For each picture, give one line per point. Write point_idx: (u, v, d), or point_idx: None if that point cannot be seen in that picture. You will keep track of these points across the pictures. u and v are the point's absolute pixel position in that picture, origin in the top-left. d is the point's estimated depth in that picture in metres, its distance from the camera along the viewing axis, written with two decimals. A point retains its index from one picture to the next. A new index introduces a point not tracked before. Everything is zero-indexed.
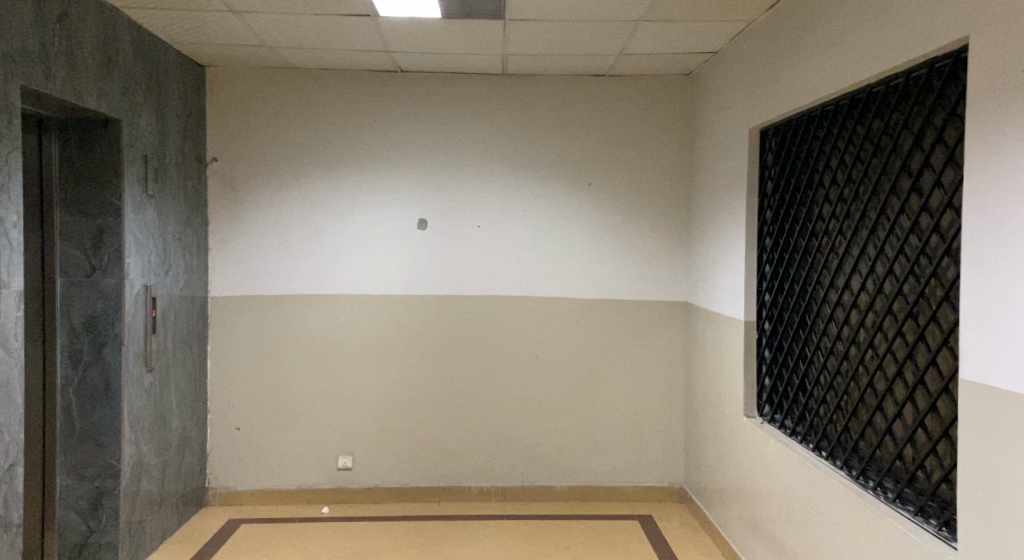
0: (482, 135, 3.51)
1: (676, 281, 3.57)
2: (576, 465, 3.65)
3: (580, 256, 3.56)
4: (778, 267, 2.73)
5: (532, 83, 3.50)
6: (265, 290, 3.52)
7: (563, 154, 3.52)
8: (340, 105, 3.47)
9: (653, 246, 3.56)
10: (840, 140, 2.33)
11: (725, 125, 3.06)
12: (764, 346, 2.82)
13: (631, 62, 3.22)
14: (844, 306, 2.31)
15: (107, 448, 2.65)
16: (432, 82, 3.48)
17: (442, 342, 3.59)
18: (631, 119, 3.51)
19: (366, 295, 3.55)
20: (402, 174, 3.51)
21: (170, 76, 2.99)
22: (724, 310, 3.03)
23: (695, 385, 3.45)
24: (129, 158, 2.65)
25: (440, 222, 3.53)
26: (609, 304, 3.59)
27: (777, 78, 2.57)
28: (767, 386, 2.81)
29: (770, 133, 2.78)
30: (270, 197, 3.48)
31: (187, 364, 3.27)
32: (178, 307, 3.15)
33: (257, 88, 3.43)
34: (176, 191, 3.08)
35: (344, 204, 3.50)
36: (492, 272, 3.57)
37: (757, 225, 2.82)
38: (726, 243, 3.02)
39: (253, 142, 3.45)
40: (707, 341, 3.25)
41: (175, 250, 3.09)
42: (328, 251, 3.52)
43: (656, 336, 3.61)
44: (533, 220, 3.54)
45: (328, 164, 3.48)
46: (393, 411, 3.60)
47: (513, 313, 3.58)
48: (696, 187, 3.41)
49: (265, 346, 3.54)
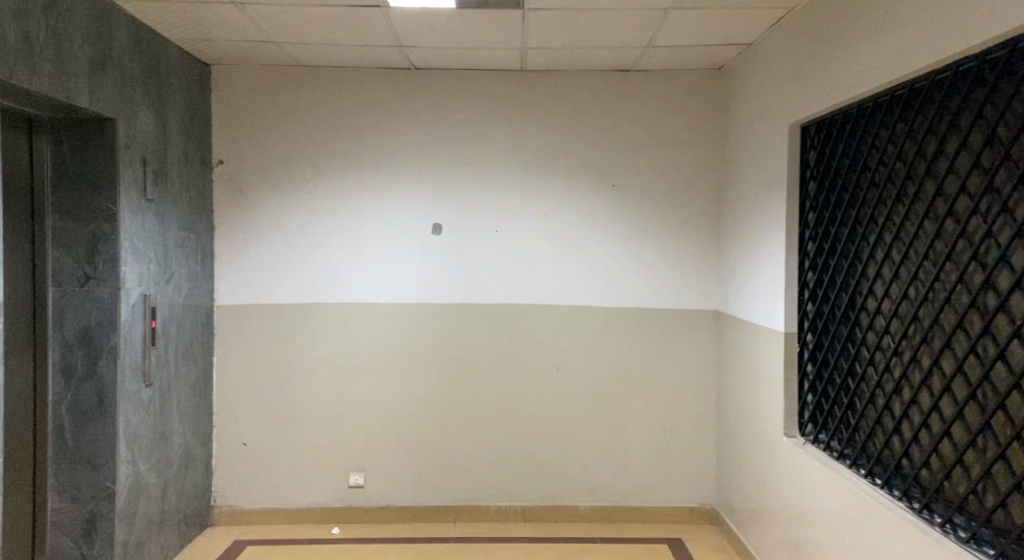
0: (499, 134, 3.32)
1: (708, 287, 3.34)
2: (599, 485, 3.43)
3: (604, 261, 3.35)
4: (824, 273, 2.47)
5: (552, 79, 3.30)
6: (272, 298, 3.36)
7: (586, 154, 3.32)
8: (351, 104, 3.30)
9: (681, 251, 3.33)
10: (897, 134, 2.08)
11: (763, 120, 2.82)
12: (806, 360, 2.55)
13: (659, 55, 3.00)
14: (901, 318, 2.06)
15: (102, 468, 2.52)
16: (447, 80, 3.30)
17: (458, 353, 3.40)
18: (659, 116, 3.29)
19: (378, 304, 3.37)
20: (416, 176, 3.33)
21: (173, 76, 2.86)
22: (763, 321, 2.77)
23: (728, 400, 3.22)
24: (125, 160, 2.51)
25: (455, 227, 3.35)
26: (635, 313, 3.37)
27: (822, 67, 2.33)
28: (810, 404, 2.54)
29: (815, 127, 2.53)
30: (278, 201, 3.32)
31: (191, 378, 3.12)
32: (181, 317, 3.01)
33: (264, 87, 3.27)
34: (178, 196, 2.93)
35: (354, 208, 3.33)
36: (511, 279, 3.37)
37: (799, 227, 2.57)
38: (765, 248, 2.76)
39: (260, 143, 3.29)
40: (743, 354, 3.00)
41: (179, 258, 2.96)
42: (338, 258, 3.35)
43: (686, 347, 3.38)
44: (554, 224, 3.34)
45: (338, 166, 3.32)
46: (406, 425, 3.41)
47: (534, 321, 3.38)
48: (730, 187, 3.18)
49: (273, 356, 3.38)
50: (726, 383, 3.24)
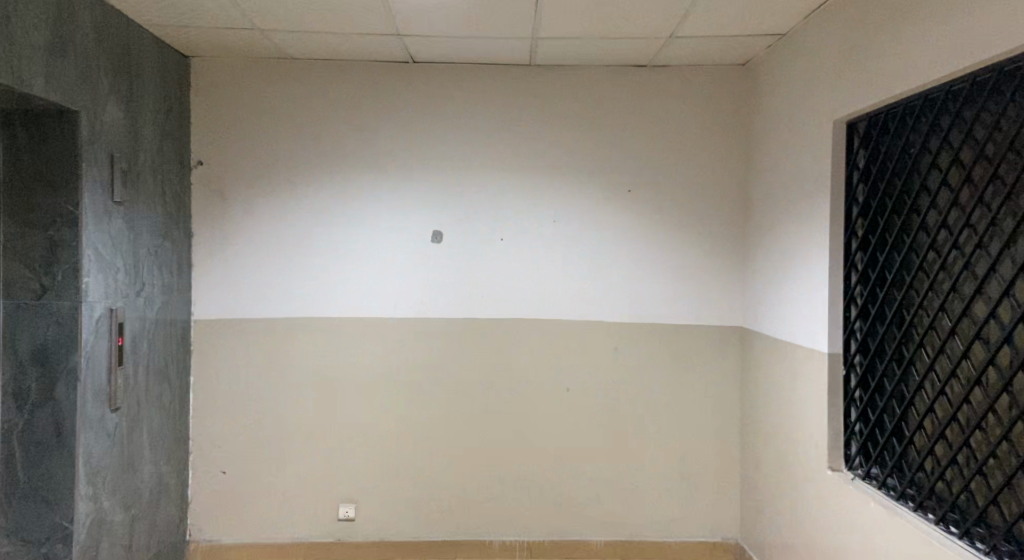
0: (504, 134, 3.06)
1: (732, 302, 3.08)
2: (613, 517, 3.14)
3: (619, 273, 3.08)
4: (878, 287, 2.15)
5: (561, 75, 3.04)
6: (255, 313, 3.07)
7: (599, 157, 3.05)
8: (343, 101, 3.03)
9: (702, 262, 3.07)
10: (980, 127, 1.78)
11: (795, 118, 2.55)
12: (855, 385, 2.23)
13: (681, 47, 2.75)
14: (989, 342, 1.74)
15: (58, 507, 2.22)
16: (448, 75, 3.04)
17: (459, 374, 3.11)
18: (677, 116, 3.03)
19: (372, 319, 3.09)
20: (414, 180, 3.06)
21: (147, 66, 2.59)
22: (800, 342, 2.46)
23: (755, 426, 2.93)
24: (87, 157, 2.22)
25: (456, 236, 3.08)
26: (652, 330, 3.10)
27: (871, 55, 2.06)
28: (860, 435, 2.23)
29: (869, 123, 2.18)
30: (263, 206, 3.04)
31: (164, 400, 2.83)
32: (153, 333, 2.72)
33: (247, 82, 3.00)
34: (151, 200, 2.65)
35: (346, 214, 3.06)
36: (517, 293, 3.10)
37: (845, 234, 2.25)
38: (801, 258, 2.47)
39: (243, 143, 3.01)
40: (774, 376, 2.71)
41: (151, 267, 2.67)
42: (328, 269, 3.07)
43: (707, 366, 3.10)
44: (564, 233, 3.08)
45: (329, 169, 3.04)
46: (401, 452, 3.12)
47: (541, 338, 3.11)
48: (756, 192, 2.91)
49: (255, 376, 3.09)
50: (752, 407, 2.96)
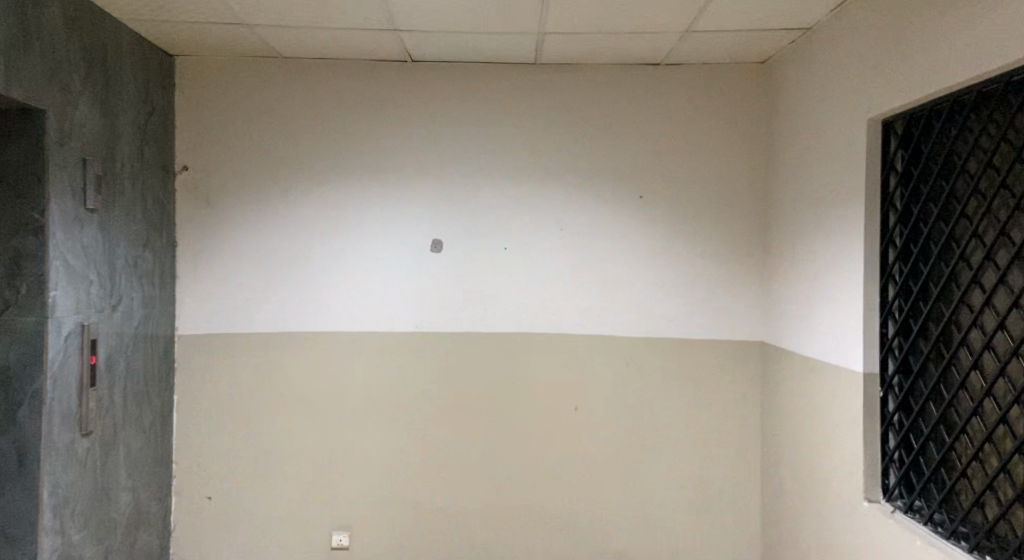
0: (507, 137, 2.88)
1: (751, 315, 2.89)
2: (625, 546, 2.93)
3: (630, 285, 2.90)
4: (923, 302, 1.95)
5: (568, 74, 2.87)
6: (242, 328, 2.89)
7: (608, 161, 2.88)
8: (336, 102, 2.85)
9: (719, 273, 2.88)
10: None
11: (821, 117, 2.36)
12: (894, 409, 2.03)
13: (696, 44, 2.58)
14: None
15: (20, 543, 2.04)
16: (448, 74, 2.86)
17: (460, 392, 2.92)
18: (692, 117, 2.85)
19: (367, 334, 2.90)
20: (412, 186, 2.88)
21: (126, 64, 2.42)
22: (831, 360, 2.26)
23: (777, 449, 2.73)
24: (56, 160, 2.06)
25: (457, 245, 2.89)
26: (666, 345, 2.91)
27: (911, 46, 1.88)
28: (901, 464, 2.02)
29: (908, 120, 1.98)
30: (252, 215, 2.86)
31: (143, 422, 2.64)
32: (132, 351, 2.53)
33: (235, 82, 2.82)
34: (130, 208, 2.47)
35: (340, 222, 2.88)
36: (521, 306, 2.91)
37: (881, 243, 2.05)
38: (829, 269, 2.28)
39: (230, 147, 2.84)
40: (800, 396, 2.51)
41: (129, 279, 2.49)
42: (321, 280, 2.89)
43: (725, 384, 2.90)
44: (572, 242, 2.89)
45: (321, 174, 2.86)
46: (398, 475, 2.92)
47: (549, 354, 2.92)
48: (778, 198, 2.72)
49: (243, 395, 2.90)
50: (774, 428, 2.76)
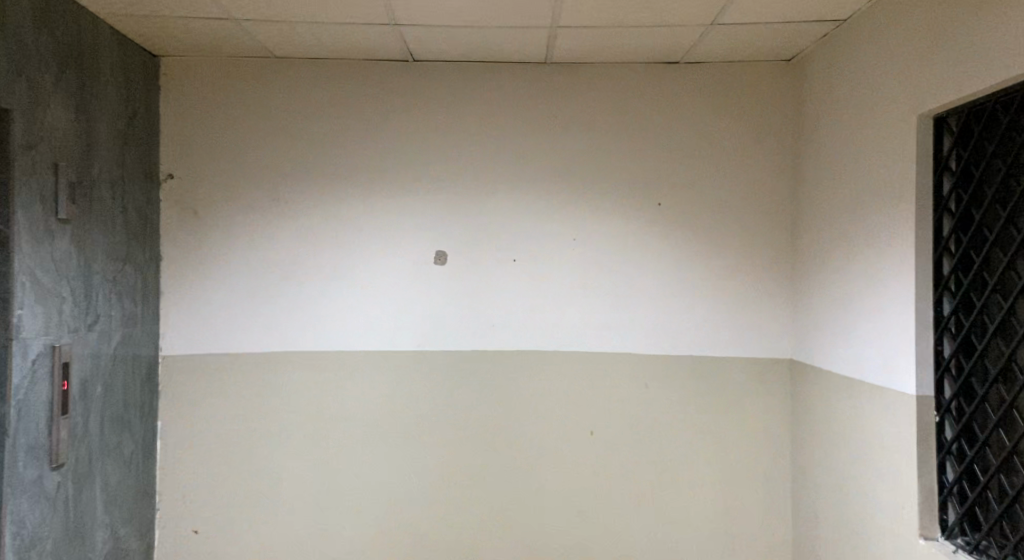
0: (515, 141, 2.69)
1: (779, 331, 2.68)
2: None
3: (648, 299, 2.70)
4: (988, 318, 1.75)
5: (581, 74, 2.69)
6: (232, 348, 2.69)
7: (624, 166, 2.69)
8: (332, 104, 2.67)
9: (744, 285, 2.69)
10: None
11: (858, 115, 2.18)
12: (953, 437, 1.83)
13: (719, 39, 2.40)
14: None
15: None
16: (452, 74, 2.68)
17: (466, 415, 2.71)
18: (713, 119, 2.67)
19: (366, 354, 2.70)
20: (415, 194, 2.69)
21: (105, 64, 2.24)
22: (875, 381, 2.06)
23: (810, 475, 2.52)
24: (22, 165, 1.87)
25: (463, 258, 2.70)
26: (687, 363, 2.70)
27: (969, 32, 1.70)
28: (964, 498, 1.81)
29: (967, 116, 1.79)
30: (243, 226, 2.67)
31: (123, 451, 2.42)
32: (111, 374, 2.33)
33: (224, 83, 2.64)
34: (108, 219, 2.28)
35: (336, 234, 2.69)
36: (531, 322, 2.71)
37: (935, 252, 1.85)
38: (870, 281, 2.09)
39: (219, 154, 2.65)
40: (836, 420, 2.30)
41: (107, 296, 2.29)
42: (317, 296, 2.69)
43: (752, 405, 2.69)
44: (586, 253, 2.70)
45: (317, 182, 2.68)
46: (399, 507, 2.70)
47: (561, 374, 2.71)
48: (808, 204, 2.53)
49: (231, 421, 2.69)
50: (806, 453, 2.55)
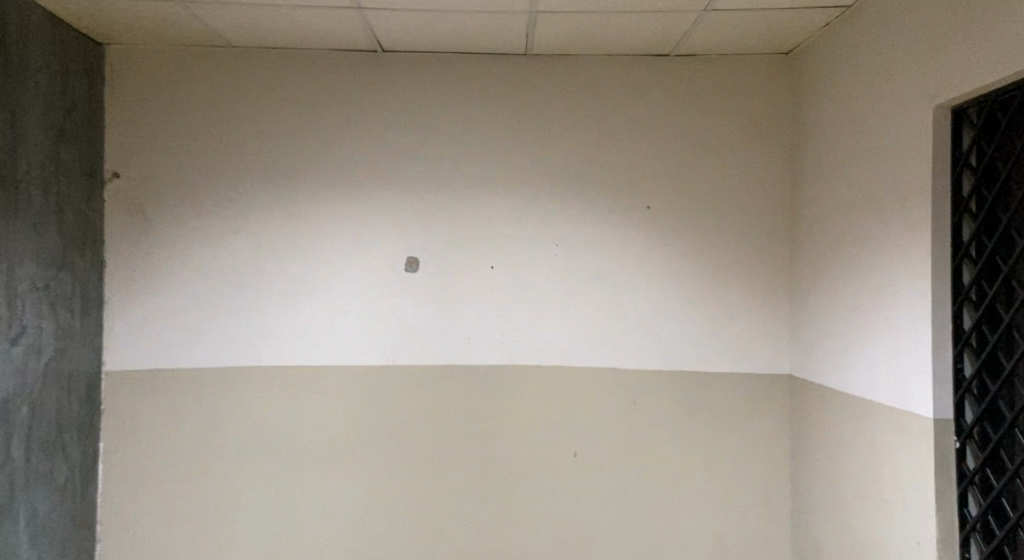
0: (493, 138, 2.50)
1: (777, 344, 2.49)
2: None
3: (636, 309, 2.50)
4: (1017, 333, 1.56)
5: (565, 66, 2.50)
6: (182, 362, 2.45)
7: (611, 166, 2.50)
8: (294, 96, 2.46)
9: (739, 294, 2.49)
10: None
11: (865, 108, 1.99)
12: (977, 467, 1.63)
13: (712, 27, 2.22)
14: None
15: None
16: (425, 66, 2.48)
17: (439, 436, 2.49)
18: (706, 116, 2.48)
19: (330, 369, 2.48)
20: (384, 195, 2.48)
21: (34, 50, 2.04)
22: (886, 401, 1.86)
23: (811, 502, 2.32)
24: None
25: (435, 264, 2.49)
26: (679, 379, 2.50)
27: (994, 10, 1.52)
28: (990, 536, 1.62)
29: (990, 105, 1.61)
30: (196, 229, 2.45)
31: (54, 478, 2.19)
32: (39, 391, 2.10)
33: (176, 74, 2.43)
34: (36, 220, 2.07)
35: (298, 238, 2.47)
36: (510, 334, 2.50)
37: (954, 259, 1.67)
38: (879, 290, 1.89)
39: (169, 150, 2.43)
40: (841, 442, 2.10)
41: (34, 306, 2.07)
42: (277, 305, 2.47)
43: (748, 424, 2.49)
44: (569, 259, 2.50)
45: (277, 181, 2.46)
46: (365, 536, 2.47)
47: (542, 390, 2.50)
48: (807, 207, 2.35)
49: (181, 442, 2.45)
50: (807, 477, 2.35)
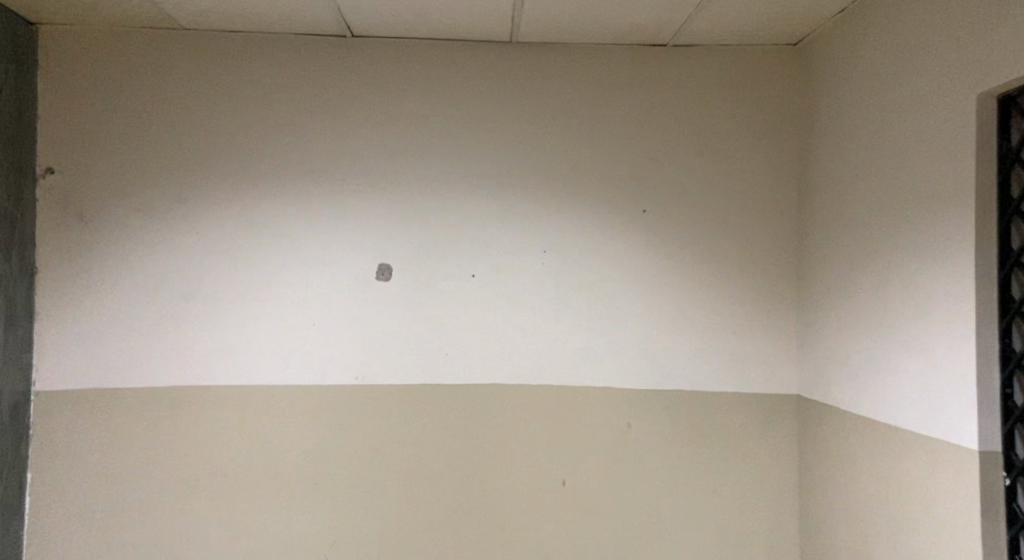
0: (477, 133, 2.27)
1: (785, 362, 2.26)
2: None
3: (630, 322, 2.27)
4: None
5: (556, 56, 2.28)
6: (123, 380, 2.18)
7: (604, 165, 2.28)
8: (256, 85, 2.22)
9: (743, 307, 2.27)
10: None
11: (891, 102, 1.80)
12: None
13: (718, 11, 2.02)
14: None
15: None
16: (401, 53, 2.25)
17: (411, 463, 2.23)
18: (709, 112, 2.28)
19: (290, 388, 2.21)
20: (354, 195, 2.24)
21: None
22: (917, 430, 1.68)
23: (823, 536, 2.10)
24: None
25: (410, 272, 2.25)
26: (678, 399, 2.27)
27: None
28: None
29: None
30: (142, 231, 2.19)
31: None
32: None
33: (123, 58, 2.18)
34: None
35: (257, 241, 2.22)
36: (491, 349, 2.26)
37: (1003, 269, 1.54)
38: (913, 306, 1.71)
39: (113, 143, 2.18)
40: (862, 473, 1.88)
41: None
42: (233, 318, 2.21)
43: (754, 449, 2.26)
44: (558, 267, 2.27)
45: (234, 178, 2.21)
46: None
47: (527, 413, 2.26)
48: (819, 212, 2.14)
49: (120, 471, 2.17)
50: (820, 509, 2.12)
